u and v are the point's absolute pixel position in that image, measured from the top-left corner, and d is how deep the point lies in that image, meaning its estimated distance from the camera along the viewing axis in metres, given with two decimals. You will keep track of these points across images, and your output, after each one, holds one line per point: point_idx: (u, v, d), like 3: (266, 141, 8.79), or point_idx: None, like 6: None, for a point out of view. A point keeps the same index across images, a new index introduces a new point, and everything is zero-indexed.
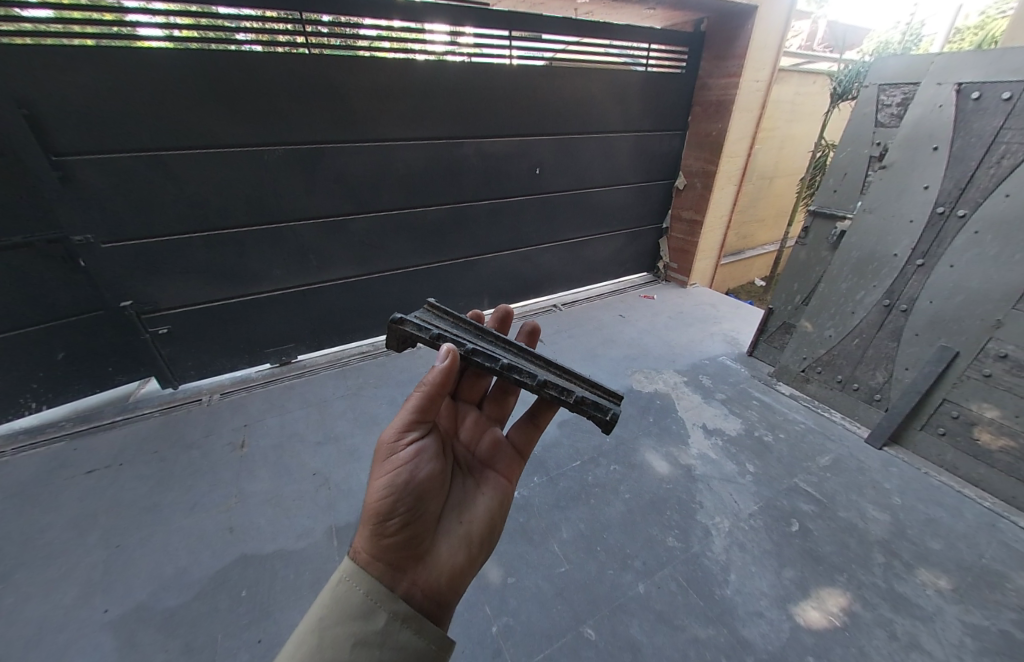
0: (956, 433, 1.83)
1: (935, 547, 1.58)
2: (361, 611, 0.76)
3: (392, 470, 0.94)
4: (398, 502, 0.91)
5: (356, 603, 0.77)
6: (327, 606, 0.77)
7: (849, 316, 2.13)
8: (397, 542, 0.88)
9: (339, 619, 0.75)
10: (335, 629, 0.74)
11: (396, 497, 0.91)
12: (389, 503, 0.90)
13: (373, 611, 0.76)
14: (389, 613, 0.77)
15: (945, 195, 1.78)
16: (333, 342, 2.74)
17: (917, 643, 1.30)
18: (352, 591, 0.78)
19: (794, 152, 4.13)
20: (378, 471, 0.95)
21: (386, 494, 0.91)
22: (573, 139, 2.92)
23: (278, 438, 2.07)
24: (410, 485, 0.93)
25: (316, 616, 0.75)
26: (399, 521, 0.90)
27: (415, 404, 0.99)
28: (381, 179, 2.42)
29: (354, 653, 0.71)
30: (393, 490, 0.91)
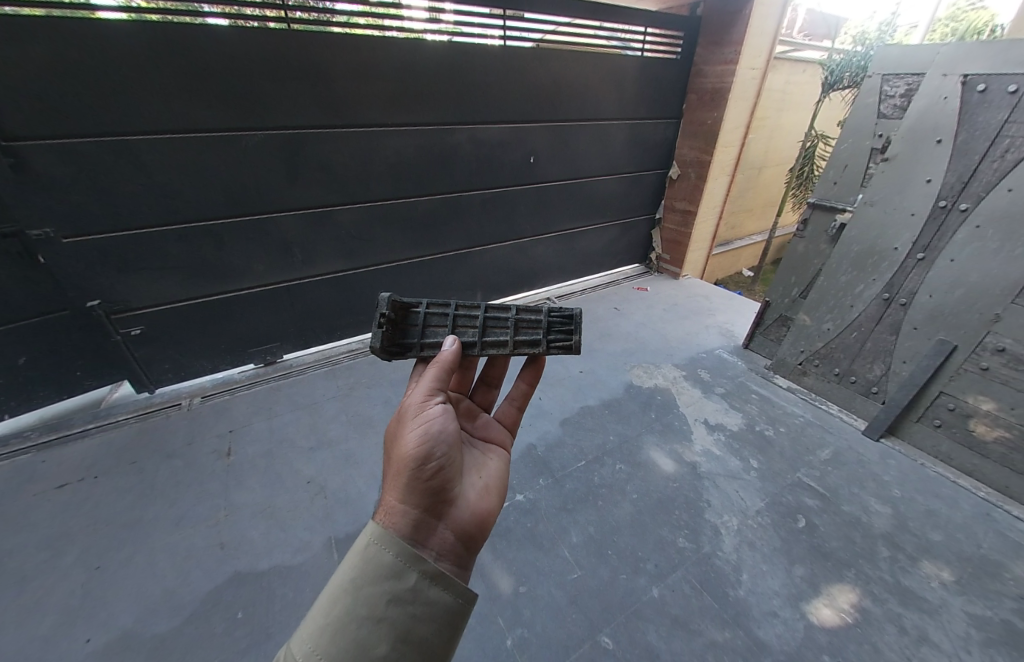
0: (952, 425, 1.87)
1: (936, 539, 1.61)
2: (391, 573, 0.76)
3: (420, 425, 0.96)
4: (429, 454, 0.93)
5: (386, 565, 0.77)
6: (355, 567, 0.77)
7: (848, 309, 2.14)
8: (429, 492, 0.90)
9: (370, 580, 0.75)
10: (367, 589, 0.74)
11: (428, 449, 0.93)
12: (421, 455, 0.92)
13: (404, 572, 0.77)
14: (419, 572, 0.78)
15: (948, 188, 1.78)
16: (320, 340, 2.62)
17: (926, 637, 1.33)
18: (379, 554, 0.78)
19: (783, 141, 4.13)
20: (406, 428, 0.96)
21: (418, 447, 0.93)
22: (568, 126, 2.82)
23: (267, 444, 1.95)
24: (439, 438, 0.95)
25: (345, 578, 0.76)
26: (432, 470, 0.92)
27: (434, 374, 1.05)
28: (369, 168, 2.29)
29: (387, 611, 0.73)
30: (425, 443, 0.93)
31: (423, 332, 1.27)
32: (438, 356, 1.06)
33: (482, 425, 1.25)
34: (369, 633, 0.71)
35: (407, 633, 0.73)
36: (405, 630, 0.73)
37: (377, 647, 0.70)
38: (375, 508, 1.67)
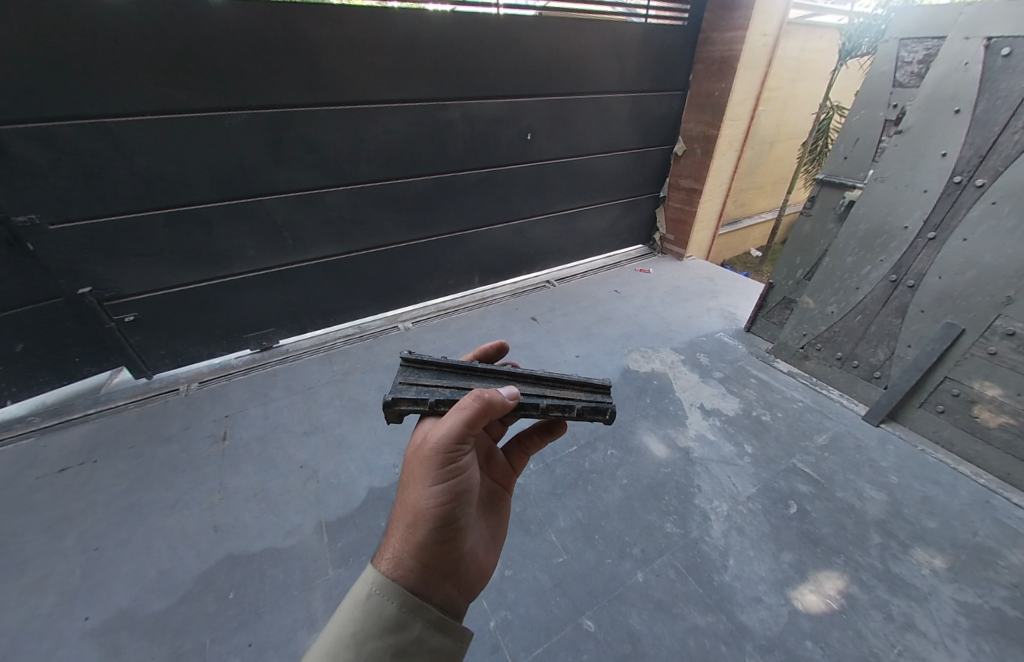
0: (956, 411, 1.81)
1: (930, 526, 1.58)
2: (397, 624, 0.76)
3: (444, 477, 0.86)
4: (448, 515, 0.85)
5: (389, 617, 0.76)
6: (357, 622, 0.75)
7: (853, 291, 2.07)
8: (441, 551, 0.85)
9: (374, 634, 0.74)
10: (370, 643, 0.73)
11: (448, 509, 0.86)
12: (440, 515, 0.85)
13: (407, 624, 0.77)
14: (422, 623, 0.78)
15: (964, 162, 1.67)
16: (316, 325, 2.62)
17: (913, 625, 1.32)
18: (383, 606, 0.77)
19: (798, 113, 3.93)
20: (427, 479, 0.85)
21: (437, 505, 0.85)
22: (567, 99, 2.70)
23: (262, 429, 1.98)
24: (460, 499, 0.87)
25: (345, 633, 0.73)
26: (447, 528, 0.85)
27: (472, 416, 0.87)
28: (359, 148, 2.23)
29: None
30: (444, 503, 0.86)
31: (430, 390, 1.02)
32: (479, 395, 0.89)
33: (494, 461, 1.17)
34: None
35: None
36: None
37: None
38: (366, 492, 1.70)
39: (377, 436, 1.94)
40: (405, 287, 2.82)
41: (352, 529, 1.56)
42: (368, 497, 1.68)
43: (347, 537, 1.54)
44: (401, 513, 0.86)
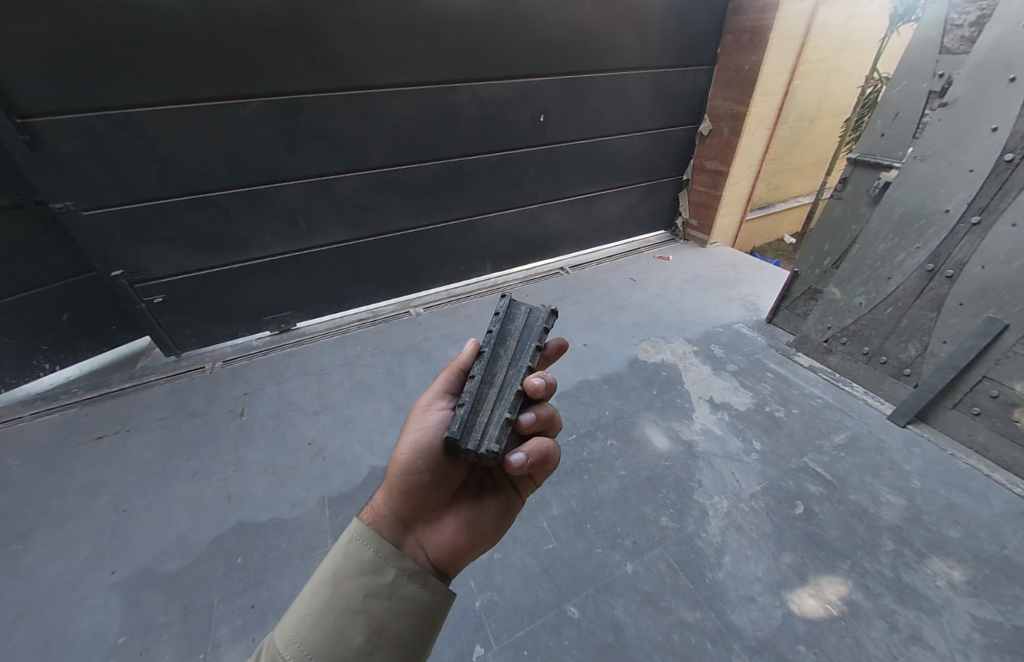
0: (994, 415, 1.67)
1: (953, 535, 1.47)
2: (371, 568, 0.76)
3: (416, 432, 0.97)
4: (414, 465, 0.92)
5: (366, 561, 0.77)
6: (336, 563, 0.77)
7: (884, 282, 1.92)
8: (411, 506, 0.90)
9: (349, 574, 0.75)
10: (347, 583, 0.74)
11: (415, 460, 0.93)
12: (408, 466, 0.92)
13: (382, 568, 0.77)
14: (397, 569, 0.77)
15: (1017, 138, 1.49)
16: (332, 309, 2.71)
17: (920, 638, 1.24)
18: (361, 550, 0.78)
19: (843, 87, 3.63)
20: (404, 434, 0.98)
21: (406, 456, 0.93)
22: (583, 78, 2.60)
23: (275, 407, 2.08)
24: (425, 452, 0.93)
25: (325, 573, 0.75)
26: (416, 482, 0.92)
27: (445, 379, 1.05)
28: (369, 132, 2.25)
29: (364, 605, 0.72)
30: (413, 455, 0.93)
31: (503, 321, 1.10)
32: (455, 360, 1.08)
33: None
34: (347, 624, 0.70)
35: (381, 628, 0.71)
36: (379, 623, 0.72)
37: (352, 639, 0.69)
38: (367, 471, 1.76)
39: (382, 418, 2.01)
40: (418, 273, 2.85)
41: (352, 506, 1.63)
42: (369, 476, 1.75)
43: (346, 513, 1.60)
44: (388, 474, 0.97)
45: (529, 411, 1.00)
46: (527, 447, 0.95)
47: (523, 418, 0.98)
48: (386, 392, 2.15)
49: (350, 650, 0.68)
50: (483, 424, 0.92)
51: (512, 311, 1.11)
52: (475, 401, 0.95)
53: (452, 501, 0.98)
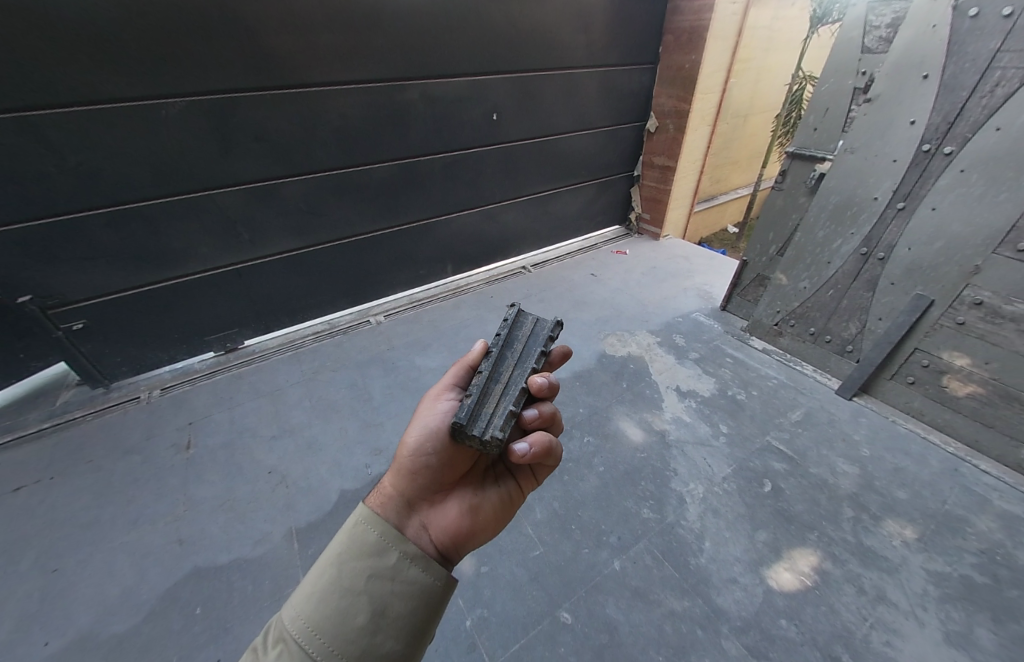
0: (926, 382, 1.84)
1: (901, 496, 1.60)
2: (374, 550, 0.72)
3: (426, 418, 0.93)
4: (423, 450, 0.89)
5: (369, 544, 0.73)
6: (339, 544, 0.72)
7: (825, 266, 2.06)
8: (416, 489, 0.86)
9: (352, 556, 0.71)
10: (352, 564, 0.70)
11: (424, 446, 0.89)
12: (417, 450, 0.89)
13: (386, 551, 0.72)
14: (401, 552, 0.73)
15: (932, 130, 1.63)
16: (283, 323, 2.52)
17: (884, 596, 1.33)
18: (364, 533, 0.74)
19: (771, 86, 3.88)
20: (413, 420, 0.94)
21: (416, 441, 0.90)
22: (533, 76, 2.59)
23: (227, 435, 1.91)
24: (434, 436, 0.89)
25: (329, 554, 0.71)
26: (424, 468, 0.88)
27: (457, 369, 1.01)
28: (312, 134, 2.11)
29: (368, 587, 0.68)
30: (421, 442, 0.90)
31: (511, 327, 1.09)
32: (466, 354, 1.03)
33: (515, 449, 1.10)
34: (350, 605, 0.66)
35: (385, 610, 0.67)
36: (382, 605, 0.67)
37: (355, 619, 0.65)
38: (337, 495, 1.65)
39: (348, 437, 1.89)
40: (375, 280, 2.73)
41: (323, 534, 1.52)
42: (339, 500, 1.64)
43: (318, 543, 1.49)
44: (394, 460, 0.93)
45: (532, 407, 0.96)
46: (530, 437, 0.91)
47: (527, 414, 0.94)
48: (350, 408, 2.03)
49: (354, 631, 0.64)
50: (488, 414, 0.90)
51: (520, 319, 1.10)
52: (482, 394, 0.93)
53: (457, 486, 0.94)
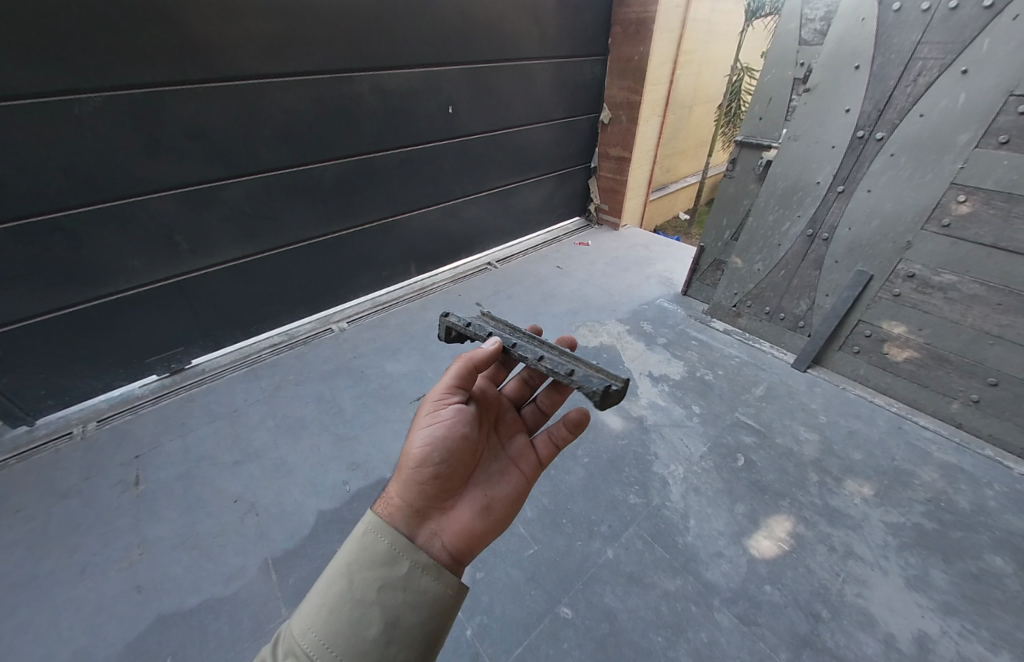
0: (870, 351, 2.00)
1: (857, 456, 1.74)
2: (385, 560, 0.70)
3: (430, 424, 0.90)
4: (431, 458, 0.86)
5: (379, 554, 0.71)
6: (349, 554, 0.71)
7: (776, 248, 2.18)
8: (426, 495, 0.84)
9: (364, 566, 0.69)
10: (363, 574, 0.68)
11: (432, 453, 0.87)
12: (424, 458, 0.86)
13: (396, 561, 0.71)
14: (411, 562, 0.71)
15: (865, 117, 1.76)
16: (235, 338, 2.34)
17: (851, 551, 1.44)
18: (375, 542, 0.72)
19: (712, 77, 4.05)
20: (416, 425, 0.91)
21: (422, 449, 0.86)
22: (486, 68, 2.54)
23: (183, 465, 1.74)
24: (441, 442, 0.87)
25: (340, 564, 0.69)
26: (431, 473, 0.85)
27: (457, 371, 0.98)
28: (254, 131, 1.95)
29: (379, 600, 0.67)
30: (427, 448, 0.87)
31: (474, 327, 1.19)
32: (470, 352, 0.99)
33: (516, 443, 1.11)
34: (362, 617, 0.65)
35: (397, 621, 0.66)
36: (394, 616, 0.66)
37: (368, 630, 0.64)
38: (315, 517, 1.56)
39: (321, 454, 1.79)
40: (334, 285, 2.59)
41: (304, 560, 1.43)
42: (318, 522, 1.55)
43: (299, 571, 1.40)
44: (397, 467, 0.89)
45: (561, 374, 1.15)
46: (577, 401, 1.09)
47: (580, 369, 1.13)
48: (320, 423, 1.92)
49: (367, 643, 0.63)
50: (597, 373, 0.98)
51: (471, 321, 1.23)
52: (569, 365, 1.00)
53: (465, 488, 0.92)
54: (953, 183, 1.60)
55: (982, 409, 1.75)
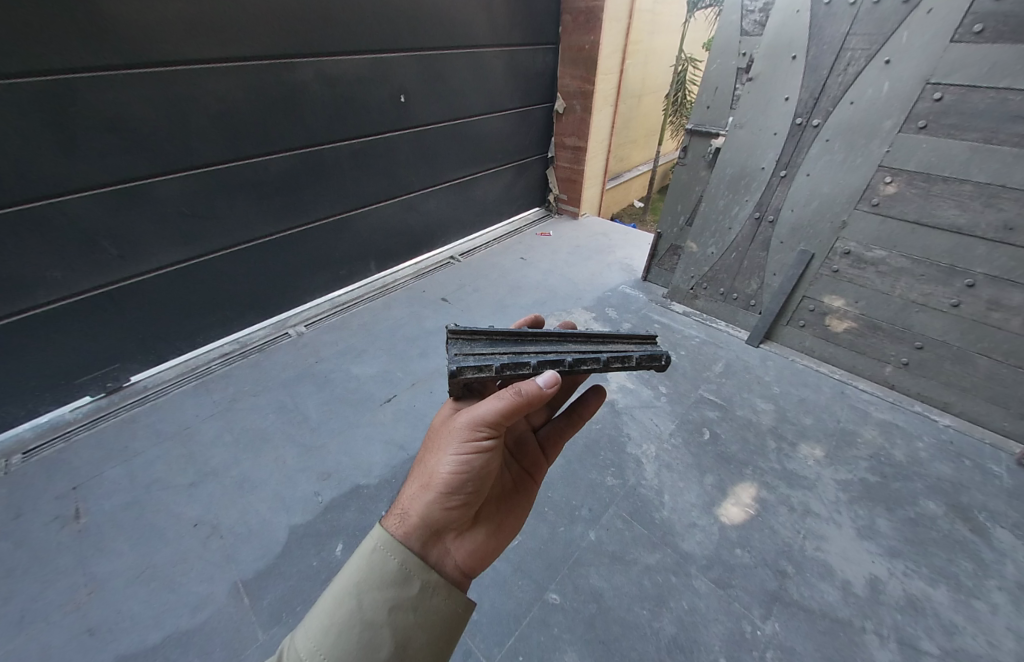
0: (814, 324, 2.16)
1: (808, 422, 1.89)
2: (395, 579, 0.68)
3: (465, 452, 0.80)
4: (460, 482, 0.80)
5: (390, 573, 0.69)
6: (358, 571, 0.68)
7: (727, 231, 2.29)
8: (448, 515, 0.79)
9: (375, 586, 0.67)
10: (373, 595, 0.66)
11: (462, 478, 0.81)
12: (452, 481, 0.80)
13: (407, 580, 0.69)
14: (422, 582, 0.70)
15: (803, 105, 1.87)
16: (180, 350, 2.16)
17: (809, 509, 1.56)
18: (385, 561, 0.69)
19: (659, 67, 4.17)
20: (448, 446, 0.81)
21: (452, 471, 0.80)
22: (438, 55, 2.46)
23: (130, 492, 1.60)
24: (474, 470, 0.80)
25: (350, 580, 0.67)
26: (457, 496, 0.80)
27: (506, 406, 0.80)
28: (185, 122, 1.79)
29: (390, 622, 0.65)
30: (458, 472, 0.80)
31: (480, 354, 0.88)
32: (523, 391, 0.79)
33: (521, 448, 1.12)
34: (371, 639, 0.63)
35: (406, 642, 0.65)
36: (403, 637, 0.65)
37: (377, 653, 0.63)
38: (286, 533, 1.48)
39: (288, 466, 1.70)
40: (288, 287, 2.44)
41: (279, 578, 1.36)
42: (290, 537, 1.47)
43: (274, 590, 1.33)
44: (416, 477, 0.82)
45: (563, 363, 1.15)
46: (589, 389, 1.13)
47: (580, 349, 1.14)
48: (283, 434, 1.82)
49: None
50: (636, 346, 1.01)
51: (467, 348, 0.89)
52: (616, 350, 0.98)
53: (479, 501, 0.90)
54: (881, 166, 1.75)
55: (910, 370, 1.94)
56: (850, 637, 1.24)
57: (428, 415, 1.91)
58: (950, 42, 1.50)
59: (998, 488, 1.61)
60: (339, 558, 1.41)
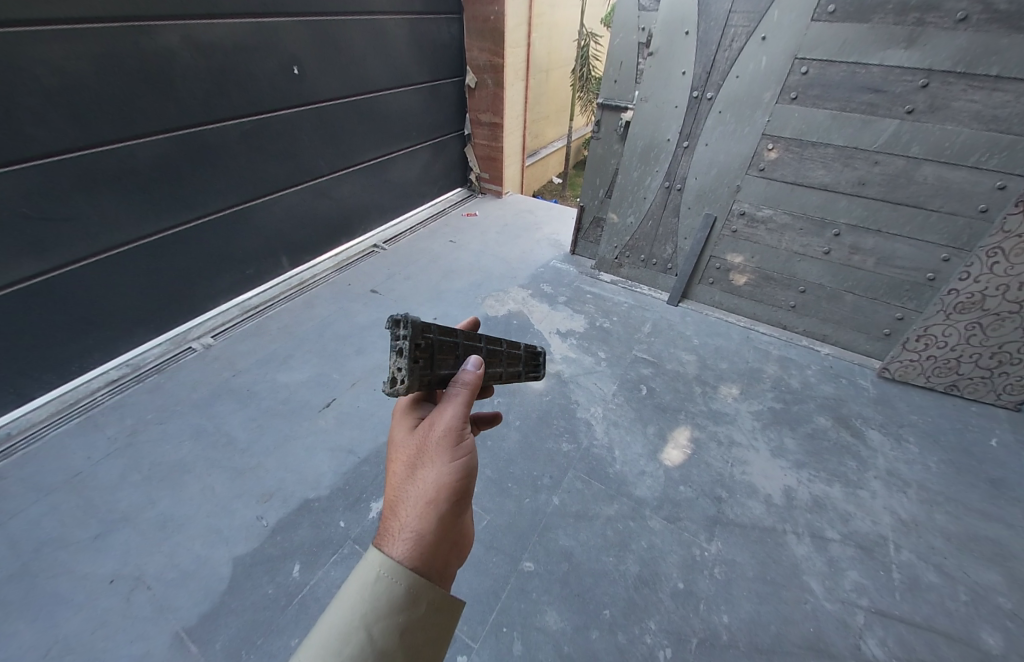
0: (721, 280, 2.42)
1: (724, 366, 2.14)
2: (401, 602, 0.63)
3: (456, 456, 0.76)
4: (463, 490, 0.74)
5: (396, 597, 0.63)
6: (360, 603, 0.61)
7: (642, 201, 2.44)
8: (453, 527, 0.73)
9: (383, 614, 0.61)
10: (380, 624, 0.61)
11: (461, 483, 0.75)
12: (453, 490, 0.73)
13: (413, 603, 0.64)
14: (429, 603, 0.65)
15: (697, 79, 2.03)
16: (49, 383, 1.80)
17: (733, 440, 1.79)
18: (389, 587, 0.63)
19: (562, 42, 4.22)
20: (437, 455, 0.74)
21: (451, 481, 0.73)
22: (331, 22, 2.24)
23: (12, 562, 1.32)
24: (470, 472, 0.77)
25: (351, 612, 0.61)
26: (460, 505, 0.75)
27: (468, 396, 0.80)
28: (9, 101, 1.44)
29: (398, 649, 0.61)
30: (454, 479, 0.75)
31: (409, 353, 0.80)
32: (469, 377, 0.81)
33: None
34: None
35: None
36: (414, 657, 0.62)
37: None
38: (231, 566, 1.34)
39: (220, 493, 1.52)
40: (184, 294, 2.14)
41: (230, 615, 1.24)
42: (236, 569, 1.34)
43: (227, 628, 1.21)
44: (409, 499, 0.70)
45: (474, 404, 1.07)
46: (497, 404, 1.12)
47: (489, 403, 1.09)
48: (208, 459, 1.62)
49: None
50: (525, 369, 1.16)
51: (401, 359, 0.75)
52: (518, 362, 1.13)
53: None
54: (764, 134, 1.97)
55: (797, 311, 2.28)
56: (775, 540, 1.47)
57: (375, 414, 1.82)
58: (811, 21, 1.71)
59: (866, 398, 1.98)
60: (298, 579, 1.31)
